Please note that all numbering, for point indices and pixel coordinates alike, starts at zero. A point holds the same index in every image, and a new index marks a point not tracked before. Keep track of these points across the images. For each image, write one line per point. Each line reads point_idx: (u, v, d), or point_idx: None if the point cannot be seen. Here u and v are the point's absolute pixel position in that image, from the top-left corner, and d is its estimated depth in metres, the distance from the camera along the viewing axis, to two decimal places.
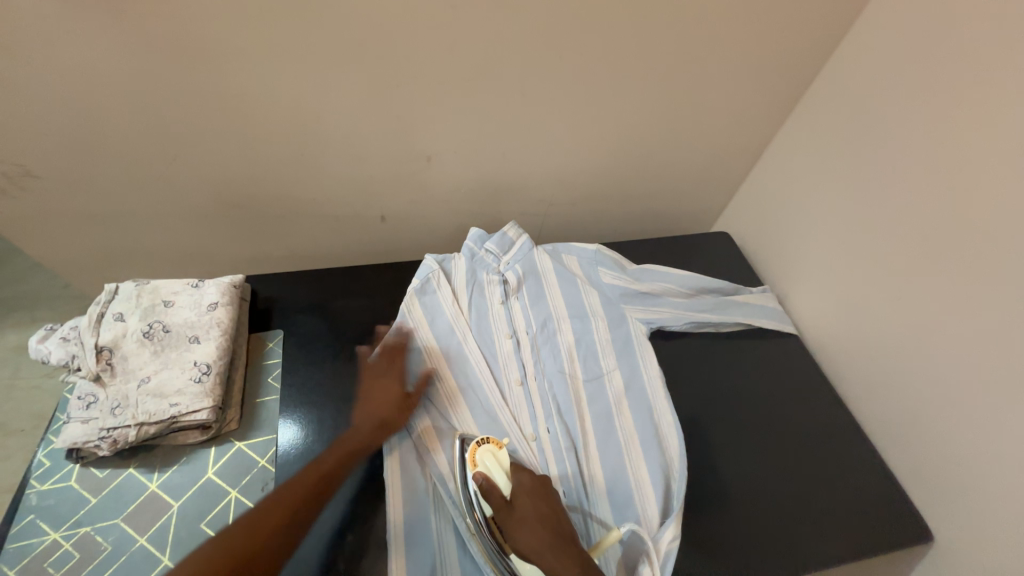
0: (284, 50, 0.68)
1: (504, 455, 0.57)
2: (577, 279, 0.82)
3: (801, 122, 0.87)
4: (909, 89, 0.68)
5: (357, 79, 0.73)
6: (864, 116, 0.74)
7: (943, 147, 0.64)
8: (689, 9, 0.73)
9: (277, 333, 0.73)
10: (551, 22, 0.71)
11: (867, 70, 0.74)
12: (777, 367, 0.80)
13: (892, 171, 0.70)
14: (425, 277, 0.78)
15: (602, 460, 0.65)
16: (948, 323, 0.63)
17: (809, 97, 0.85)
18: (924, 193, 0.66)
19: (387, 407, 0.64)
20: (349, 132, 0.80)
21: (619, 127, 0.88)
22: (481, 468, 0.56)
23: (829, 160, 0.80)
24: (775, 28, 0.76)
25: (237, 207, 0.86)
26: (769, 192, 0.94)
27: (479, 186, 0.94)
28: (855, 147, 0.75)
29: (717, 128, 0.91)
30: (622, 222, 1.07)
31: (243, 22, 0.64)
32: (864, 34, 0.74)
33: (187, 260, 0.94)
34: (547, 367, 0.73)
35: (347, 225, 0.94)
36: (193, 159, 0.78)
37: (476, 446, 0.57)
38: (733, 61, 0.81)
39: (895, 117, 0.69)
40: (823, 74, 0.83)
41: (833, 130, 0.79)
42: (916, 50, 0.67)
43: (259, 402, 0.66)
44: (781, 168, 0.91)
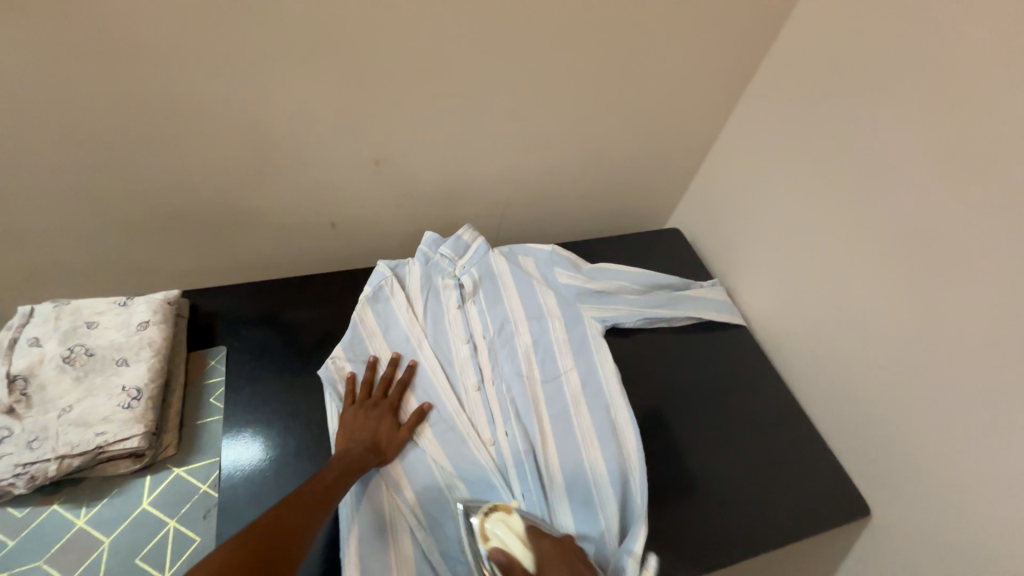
0: (214, 49, 0.64)
1: (515, 520, 0.54)
2: (534, 280, 0.83)
3: (743, 119, 0.90)
4: (835, 87, 0.71)
5: (297, 79, 0.70)
6: (799, 113, 0.78)
7: (869, 142, 0.67)
8: (631, 12, 0.75)
9: (220, 350, 0.69)
10: (497, 24, 0.72)
11: (799, 69, 0.78)
12: (728, 358, 0.83)
13: (824, 165, 0.74)
14: (378, 284, 0.76)
15: (560, 461, 0.64)
16: (882, 308, 0.67)
17: (747, 97, 0.89)
18: (855, 185, 0.70)
19: (383, 435, 0.62)
20: (293, 137, 0.77)
21: (570, 128, 0.90)
22: (496, 541, 0.53)
23: (770, 156, 0.84)
24: (712, 31, 0.80)
25: (174, 218, 0.81)
26: (715, 189, 0.98)
27: (433, 190, 0.93)
28: (793, 143, 0.79)
29: (664, 127, 0.94)
30: (578, 222, 1.09)
31: (169, 23, 0.61)
32: (794, 35, 0.79)
33: (118, 277, 0.87)
34: (505, 370, 0.72)
35: (295, 234, 0.91)
36: (120, 167, 0.73)
37: (484, 517, 0.55)
38: (675, 63, 0.83)
39: (822, 116, 0.74)
40: (758, 73, 0.87)
41: (772, 128, 0.83)
42: (839, 50, 0.70)
43: (200, 424, 0.62)
44: (725, 165, 0.95)
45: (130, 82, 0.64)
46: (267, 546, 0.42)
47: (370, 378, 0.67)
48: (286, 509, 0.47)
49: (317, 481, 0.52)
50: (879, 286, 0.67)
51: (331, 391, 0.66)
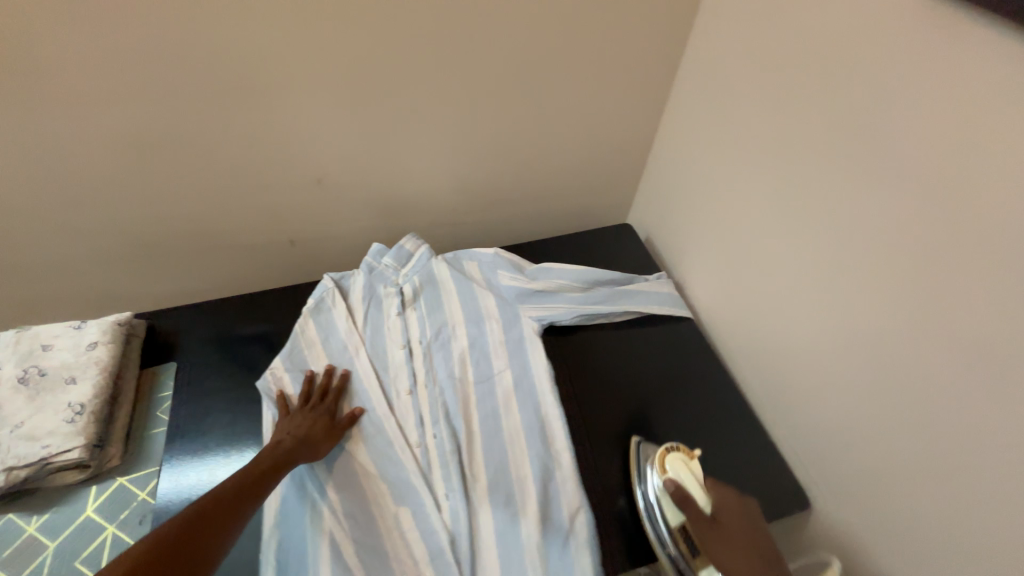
0: (138, 86, 0.69)
1: (697, 466, 0.62)
2: (475, 284, 0.85)
3: (678, 106, 0.89)
4: (745, 64, 0.69)
5: (223, 106, 0.75)
6: (722, 95, 0.76)
7: (778, 118, 0.65)
8: (540, 15, 0.76)
9: (171, 366, 0.74)
10: (408, 41, 0.74)
11: (719, 49, 0.76)
12: (673, 352, 0.82)
13: (747, 146, 0.72)
14: (320, 295, 0.80)
15: (485, 460, 0.65)
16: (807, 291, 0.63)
17: (679, 86, 0.88)
18: (772, 165, 0.67)
19: (317, 435, 0.63)
20: (235, 164, 0.82)
21: (505, 133, 0.91)
22: (671, 475, 0.62)
23: (703, 142, 0.82)
24: (629, 25, 0.80)
25: (139, 246, 0.88)
26: (662, 180, 0.96)
27: (381, 203, 0.96)
28: (720, 127, 0.77)
29: (602, 124, 0.94)
30: (534, 225, 1.09)
31: (100, 71, 0.67)
32: (710, 16, 0.77)
33: (98, 304, 0.94)
34: (438, 373, 0.74)
35: (255, 254, 0.96)
36: (79, 202, 0.79)
37: (665, 454, 0.64)
38: (599, 60, 0.83)
39: (737, 99, 0.72)
40: (685, 57, 0.85)
41: (702, 112, 0.81)
42: (748, 26, 0.69)
43: (146, 436, 0.66)
44: (669, 156, 0.93)
45: (69, 123, 0.70)
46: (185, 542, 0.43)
47: (308, 388, 0.69)
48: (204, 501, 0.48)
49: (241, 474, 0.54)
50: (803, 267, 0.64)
51: (269, 399, 0.70)
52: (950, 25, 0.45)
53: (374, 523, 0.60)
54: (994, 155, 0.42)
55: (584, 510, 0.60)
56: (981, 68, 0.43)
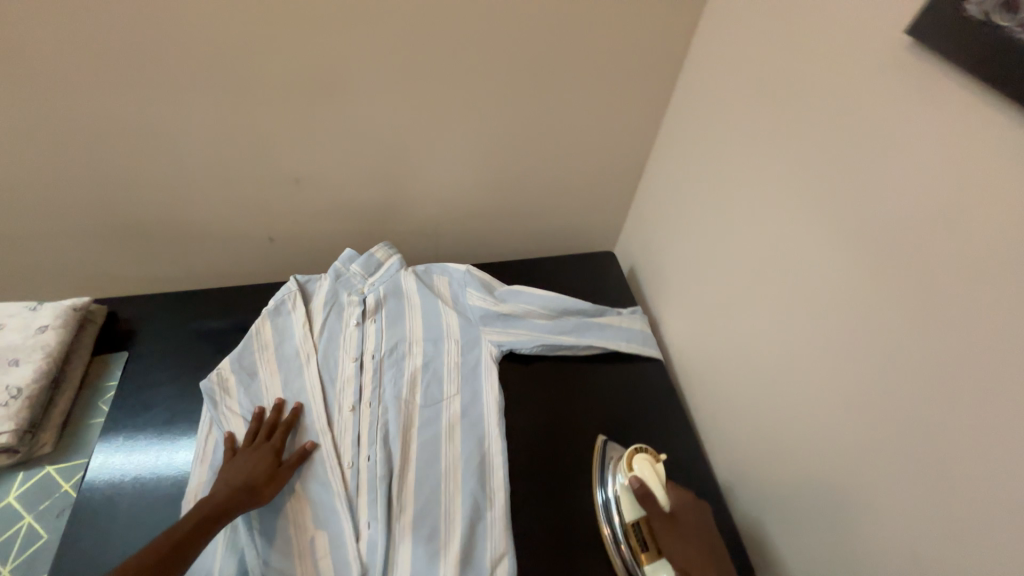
0: (108, 73, 0.68)
1: (661, 468, 0.59)
2: (442, 300, 0.82)
3: (672, 131, 0.84)
4: (740, 98, 0.64)
5: (195, 99, 0.73)
6: (714, 125, 0.71)
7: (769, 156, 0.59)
8: (528, 30, 0.72)
9: (122, 355, 0.73)
10: (388, 47, 0.72)
11: (715, 75, 0.71)
12: (637, 393, 0.78)
13: (734, 182, 0.66)
14: (281, 297, 0.78)
15: (416, 491, 0.62)
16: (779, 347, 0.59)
17: (674, 113, 0.83)
18: (754, 208, 0.62)
19: (260, 479, 0.59)
20: (210, 159, 0.81)
21: (489, 148, 0.87)
22: (636, 474, 0.59)
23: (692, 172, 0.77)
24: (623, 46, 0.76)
25: (114, 231, 0.88)
26: (653, 206, 0.91)
27: (359, 208, 0.93)
28: (707, 158, 0.72)
29: (592, 146, 0.90)
30: (519, 241, 1.06)
31: (72, 59, 0.66)
32: (709, 39, 0.72)
33: (75, 283, 0.95)
34: (385, 392, 0.71)
35: (231, 247, 0.95)
36: (54, 183, 0.79)
37: (632, 454, 0.62)
38: (591, 79, 0.79)
39: (728, 134, 0.67)
40: (681, 82, 0.80)
41: (694, 142, 0.77)
42: (744, 56, 0.64)
43: (83, 426, 0.66)
44: (660, 184, 0.89)
45: (41, 106, 0.69)
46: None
47: (253, 428, 0.65)
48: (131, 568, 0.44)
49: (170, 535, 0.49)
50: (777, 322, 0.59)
51: (211, 402, 0.67)
52: (953, 80, 0.39)
53: (289, 545, 0.58)
54: (990, 234, 0.37)
55: (507, 558, 0.57)
56: (982, 132, 0.37)
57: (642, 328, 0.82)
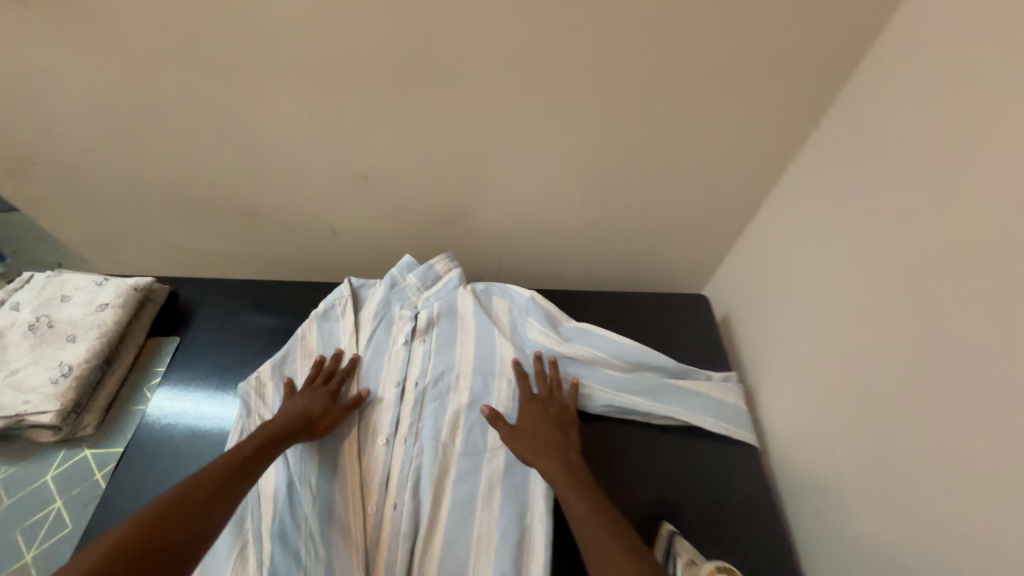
0: (191, 51, 0.64)
1: None
2: (499, 329, 0.73)
3: (816, 164, 0.67)
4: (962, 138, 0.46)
5: (274, 84, 0.67)
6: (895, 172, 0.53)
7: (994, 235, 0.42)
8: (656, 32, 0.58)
9: (173, 340, 0.72)
10: (485, 43, 0.61)
11: (912, 105, 0.53)
12: (711, 479, 0.65)
13: (930, 255, 0.49)
14: (331, 300, 0.73)
15: (440, 555, 0.57)
16: (974, 499, 0.42)
17: (825, 143, 0.66)
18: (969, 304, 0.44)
19: (316, 410, 0.62)
20: (282, 148, 0.76)
21: (578, 164, 0.75)
22: None
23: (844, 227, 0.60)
24: (775, 57, 0.60)
25: (191, 206, 0.87)
26: (772, 251, 0.75)
27: (424, 214, 0.86)
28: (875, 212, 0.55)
29: (704, 171, 0.75)
30: (593, 266, 0.94)
31: (157, 34, 0.62)
32: (907, 54, 0.53)
33: (153, 247, 0.98)
34: (423, 429, 0.65)
35: (296, 236, 0.93)
36: (140, 156, 0.79)
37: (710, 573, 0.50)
38: (723, 94, 0.64)
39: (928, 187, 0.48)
40: (843, 106, 0.63)
41: (856, 186, 0.59)
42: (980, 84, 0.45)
43: (126, 411, 0.65)
44: (787, 227, 0.72)
45: (126, 81, 0.68)
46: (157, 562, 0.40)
47: (315, 370, 0.67)
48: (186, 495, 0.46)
49: (230, 456, 0.52)
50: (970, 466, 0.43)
51: (245, 408, 0.63)
52: None
53: None
54: None
55: None
56: None
57: (732, 402, 0.69)
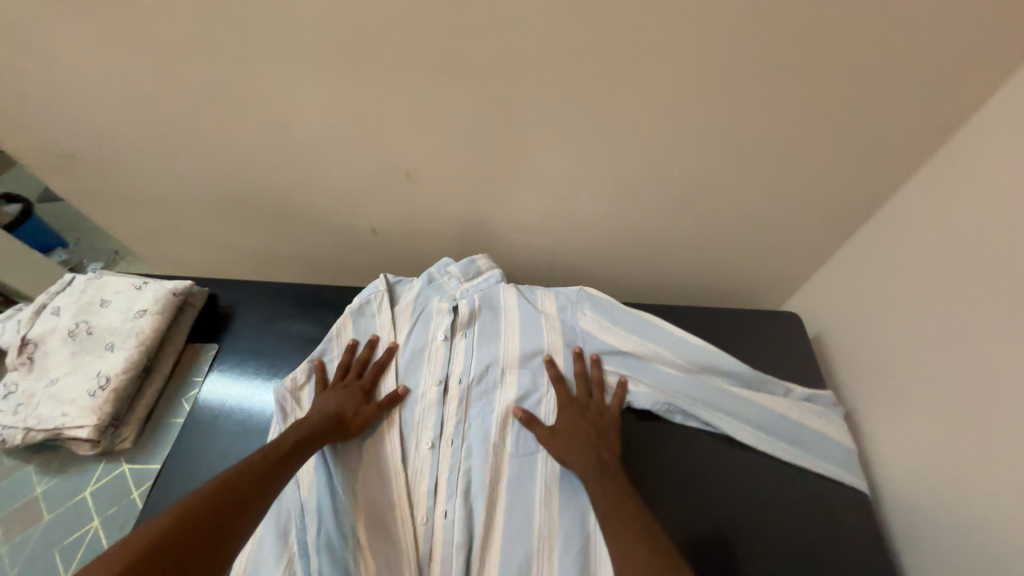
0: (231, 39, 0.57)
1: None
2: (544, 319, 0.65)
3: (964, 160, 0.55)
4: None
5: (320, 75, 0.60)
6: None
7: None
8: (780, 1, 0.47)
9: (211, 348, 0.69)
10: (560, 22, 0.51)
11: None
12: (807, 520, 0.56)
13: None
14: (366, 296, 0.67)
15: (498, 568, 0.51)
16: None
17: (984, 136, 0.53)
18: None
19: (348, 410, 0.57)
20: (324, 144, 0.70)
21: (654, 161, 0.65)
22: None
23: (1010, 246, 0.49)
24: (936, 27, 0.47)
25: (232, 202, 0.83)
26: (895, 264, 0.63)
27: (474, 214, 0.78)
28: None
29: (808, 169, 0.63)
30: (657, 271, 0.84)
31: (194, 20, 0.56)
32: None
33: (195, 242, 0.95)
34: (469, 430, 0.58)
35: (338, 235, 0.87)
36: (181, 151, 0.74)
37: None
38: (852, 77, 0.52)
39: None
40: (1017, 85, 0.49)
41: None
42: None
43: (164, 423, 0.62)
44: (919, 236, 0.60)
45: (161, 72, 0.62)
46: (209, 545, 0.37)
47: (346, 361, 0.63)
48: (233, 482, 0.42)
49: (271, 447, 0.48)
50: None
51: (280, 412, 0.59)
52: None
53: None
54: None
55: None
56: None
57: (817, 422, 0.59)
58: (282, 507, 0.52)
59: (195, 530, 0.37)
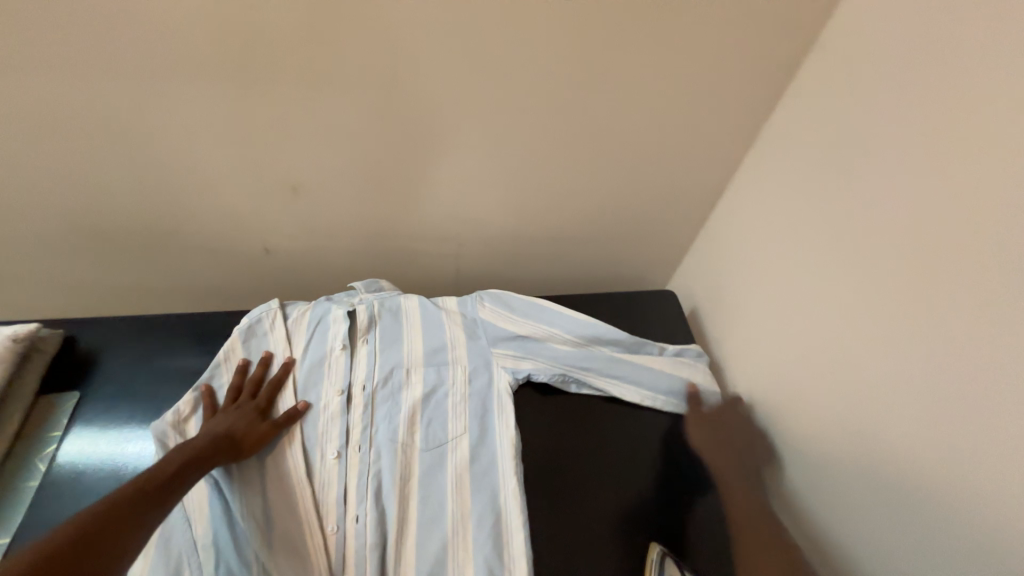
0: (60, 54, 0.52)
1: None
2: (445, 318, 0.68)
3: (775, 147, 0.66)
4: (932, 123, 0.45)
5: (177, 90, 0.57)
6: (859, 153, 0.52)
7: (970, 205, 0.41)
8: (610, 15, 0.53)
9: (71, 398, 0.61)
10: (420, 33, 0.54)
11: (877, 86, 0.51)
12: (687, 463, 0.63)
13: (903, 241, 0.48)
14: (256, 315, 0.65)
15: (415, 561, 0.50)
16: (947, 485, 0.42)
17: (784, 124, 0.64)
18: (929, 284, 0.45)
19: (244, 430, 0.54)
20: (194, 163, 0.65)
21: (533, 163, 0.70)
22: None
23: (805, 211, 0.59)
24: (735, 38, 0.57)
25: (89, 235, 0.74)
26: (734, 239, 0.74)
27: (370, 225, 0.78)
28: (840, 193, 0.54)
29: (665, 163, 0.72)
30: (555, 266, 0.90)
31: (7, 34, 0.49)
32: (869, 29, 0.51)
33: (50, 284, 0.83)
34: (378, 432, 0.58)
35: (226, 259, 0.82)
36: (13, 182, 0.65)
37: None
38: (681, 81, 0.61)
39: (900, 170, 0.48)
40: (801, 85, 0.61)
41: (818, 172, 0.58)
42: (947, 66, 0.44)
43: (13, 491, 0.53)
44: (747, 212, 0.71)
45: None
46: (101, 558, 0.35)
47: (237, 384, 0.59)
48: (113, 507, 0.39)
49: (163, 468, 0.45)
50: (940, 416, 0.43)
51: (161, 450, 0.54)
52: None
53: None
54: None
55: None
56: None
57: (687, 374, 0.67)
58: (173, 550, 0.48)
59: (77, 554, 0.34)
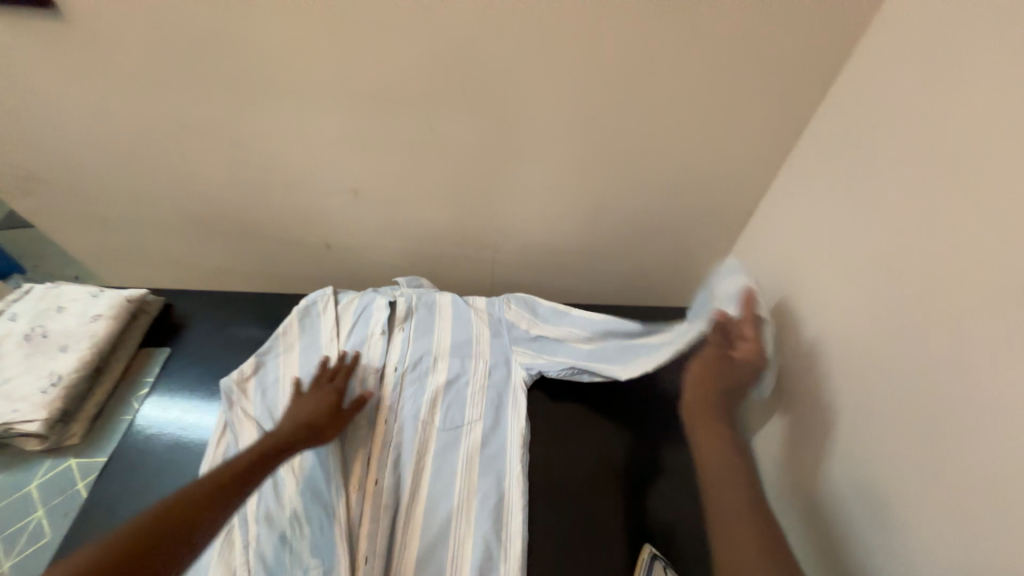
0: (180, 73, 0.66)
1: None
2: (474, 317, 0.74)
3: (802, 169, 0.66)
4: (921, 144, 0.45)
5: (263, 103, 0.69)
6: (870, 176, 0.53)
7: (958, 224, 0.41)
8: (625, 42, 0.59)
9: (163, 352, 0.74)
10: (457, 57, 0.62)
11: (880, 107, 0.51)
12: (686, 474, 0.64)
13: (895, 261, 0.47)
14: (312, 299, 0.74)
15: (422, 527, 0.56)
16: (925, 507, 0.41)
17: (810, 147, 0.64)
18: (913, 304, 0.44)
19: (322, 417, 0.59)
20: (273, 165, 0.78)
21: (562, 176, 0.75)
22: None
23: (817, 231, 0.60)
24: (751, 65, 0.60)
25: (190, 221, 0.90)
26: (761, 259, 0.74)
27: (415, 226, 0.87)
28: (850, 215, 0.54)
29: (691, 182, 0.74)
30: (586, 277, 0.94)
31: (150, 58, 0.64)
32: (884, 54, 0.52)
33: (159, 263, 1.00)
34: (403, 410, 0.65)
35: (293, 249, 0.94)
36: (139, 174, 0.81)
37: None
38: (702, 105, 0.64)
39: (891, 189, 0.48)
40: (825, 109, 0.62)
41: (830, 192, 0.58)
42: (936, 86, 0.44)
43: (113, 421, 0.66)
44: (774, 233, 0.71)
45: (121, 101, 0.69)
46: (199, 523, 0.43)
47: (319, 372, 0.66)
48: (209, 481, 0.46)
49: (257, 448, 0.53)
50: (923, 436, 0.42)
51: (227, 402, 0.64)
52: None
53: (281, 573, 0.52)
54: None
55: None
56: None
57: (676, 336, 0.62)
58: None
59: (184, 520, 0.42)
